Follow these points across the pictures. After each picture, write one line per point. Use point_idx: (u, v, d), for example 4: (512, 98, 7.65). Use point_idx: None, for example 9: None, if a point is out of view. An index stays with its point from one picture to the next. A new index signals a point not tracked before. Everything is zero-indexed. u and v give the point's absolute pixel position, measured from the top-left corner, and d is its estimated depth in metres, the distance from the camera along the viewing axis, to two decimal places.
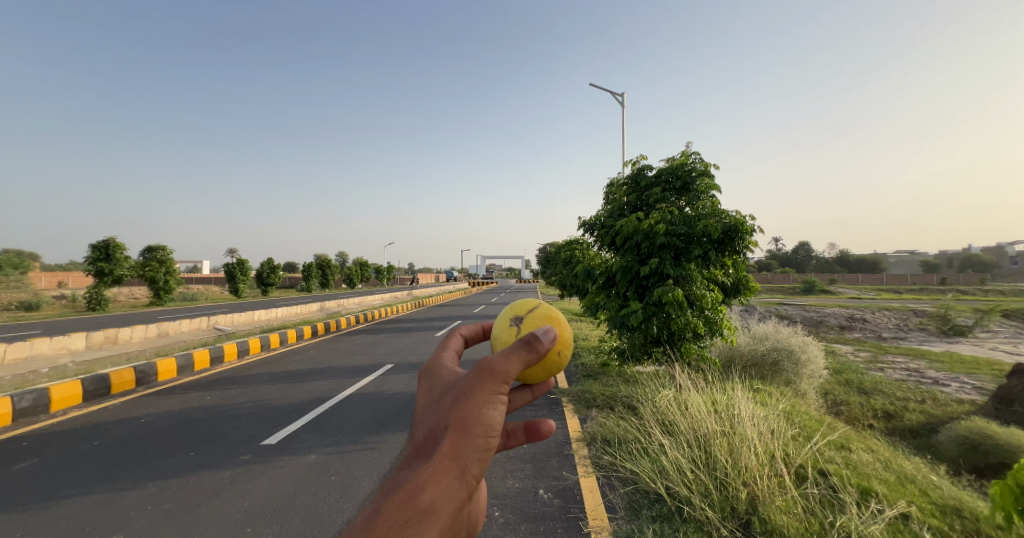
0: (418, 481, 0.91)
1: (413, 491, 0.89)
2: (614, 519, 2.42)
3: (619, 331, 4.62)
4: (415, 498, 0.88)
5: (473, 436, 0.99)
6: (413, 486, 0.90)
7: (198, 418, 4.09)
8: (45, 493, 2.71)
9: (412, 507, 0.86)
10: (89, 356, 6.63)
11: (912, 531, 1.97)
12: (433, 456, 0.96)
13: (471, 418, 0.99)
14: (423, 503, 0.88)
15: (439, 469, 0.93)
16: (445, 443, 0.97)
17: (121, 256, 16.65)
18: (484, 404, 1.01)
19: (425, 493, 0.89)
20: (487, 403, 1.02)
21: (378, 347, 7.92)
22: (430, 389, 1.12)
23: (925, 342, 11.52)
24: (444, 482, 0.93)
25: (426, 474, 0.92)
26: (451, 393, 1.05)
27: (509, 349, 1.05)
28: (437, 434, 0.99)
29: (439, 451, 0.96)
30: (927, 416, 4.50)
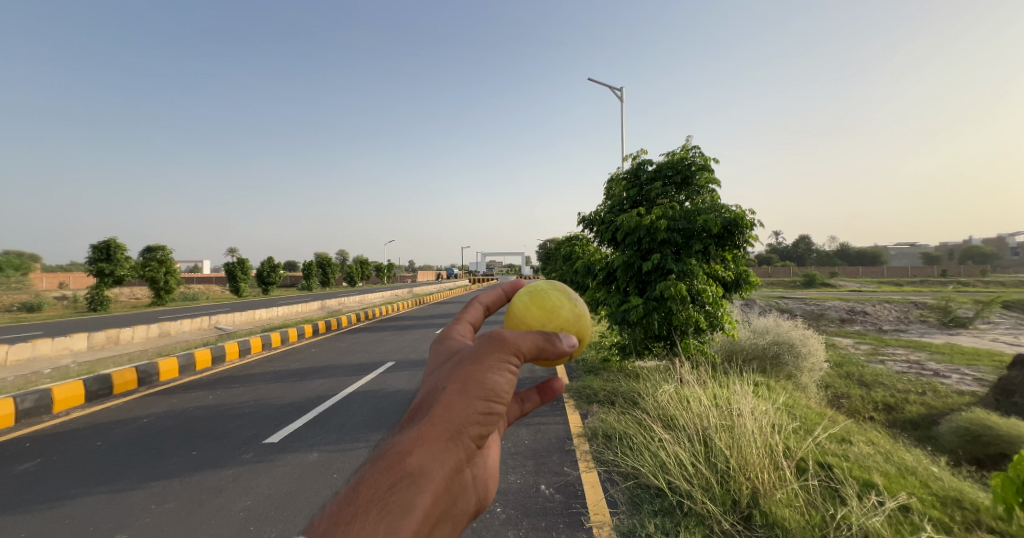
0: (407, 445, 0.94)
1: (402, 454, 0.92)
2: (615, 513, 2.44)
3: (619, 327, 4.62)
4: (404, 460, 0.91)
5: (471, 401, 1.03)
6: (403, 449, 0.93)
7: (201, 418, 4.11)
8: (48, 494, 2.72)
9: (401, 468, 0.90)
10: (92, 356, 6.66)
11: (912, 523, 1.97)
12: (426, 419, 0.99)
13: (469, 384, 1.04)
14: (412, 465, 0.90)
15: (431, 433, 0.96)
16: (439, 408, 1.00)
17: (121, 256, 16.66)
18: (486, 371, 1.06)
19: (414, 455, 0.92)
20: (489, 371, 1.06)
21: (379, 345, 7.95)
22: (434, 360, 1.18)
23: (926, 334, 11.54)
24: (434, 445, 0.95)
25: (417, 438, 0.96)
26: (454, 362, 1.10)
27: (525, 335, 1.10)
28: (433, 400, 1.04)
29: (433, 414, 0.99)
30: (928, 408, 4.50)
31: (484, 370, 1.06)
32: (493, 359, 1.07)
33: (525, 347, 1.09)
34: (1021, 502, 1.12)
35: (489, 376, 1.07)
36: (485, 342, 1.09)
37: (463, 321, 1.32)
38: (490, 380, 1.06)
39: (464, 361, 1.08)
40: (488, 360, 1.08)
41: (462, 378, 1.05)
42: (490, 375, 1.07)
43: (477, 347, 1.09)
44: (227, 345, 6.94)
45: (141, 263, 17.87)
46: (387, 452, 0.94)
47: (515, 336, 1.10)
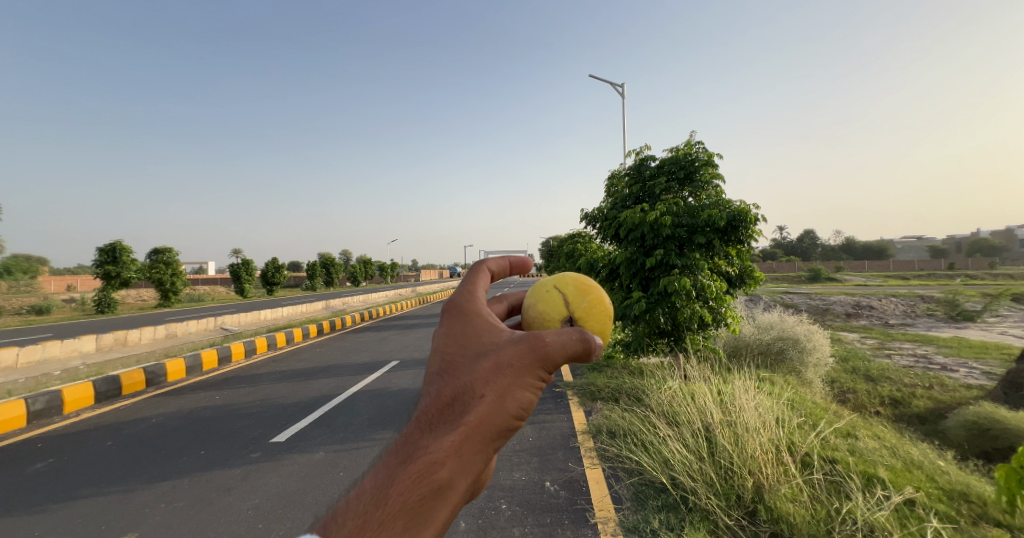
0: (439, 455, 0.95)
1: (433, 465, 0.93)
2: (620, 509, 2.45)
3: (623, 323, 4.61)
4: (435, 471, 0.92)
5: (502, 413, 1.04)
6: (435, 458, 0.94)
7: (209, 417, 4.15)
8: (60, 493, 2.77)
9: (433, 480, 0.91)
10: (101, 358, 6.75)
11: (917, 516, 1.97)
12: (458, 426, 1.00)
13: (504, 397, 1.04)
14: (441, 478, 0.92)
15: (463, 444, 0.97)
16: (472, 418, 1.01)
17: (128, 258, 16.83)
18: (522, 386, 1.07)
19: (445, 468, 0.93)
20: (525, 386, 1.07)
21: (383, 344, 7.97)
22: (461, 346, 1.15)
23: (934, 328, 11.42)
24: (465, 458, 0.96)
25: (448, 448, 0.96)
26: (490, 365, 1.09)
27: (566, 337, 1.09)
28: (463, 404, 1.03)
29: (466, 424, 1.00)
30: (936, 402, 4.46)
31: (521, 385, 1.07)
32: (530, 374, 1.08)
33: (561, 358, 1.09)
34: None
35: (523, 388, 1.07)
36: (527, 351, 1.08)
37: (484, 287, 1.23)
38: (522, 394, 1.07)
39: (500, 369, 1.08)
40: (525, 373, 1.08)
41: (497, 389, 1.05)
42: (524, 388, 1.07)
43: (516, 354, 1.09)
44: (233, 345, 6.98)
45: (148, 265, 18.04)
46: (416, 457, 0.95)
47: (553, 339, 1.10)
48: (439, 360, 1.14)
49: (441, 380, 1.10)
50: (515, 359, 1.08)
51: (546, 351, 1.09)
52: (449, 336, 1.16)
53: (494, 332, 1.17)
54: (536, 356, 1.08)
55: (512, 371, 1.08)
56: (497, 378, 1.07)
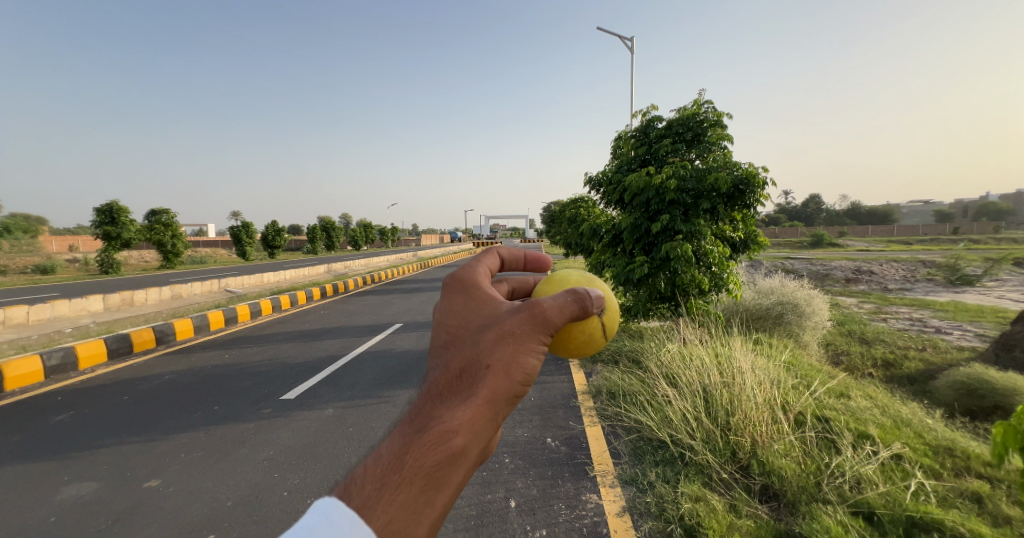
0: (450, 424, 0.97)
1: (446, 433, 0.95)
2: (618, 463, 2.61)
3: (624, 288, 4.65)
4: (449, 439, 0.94)
5: (508, 382, 1.06)
6: (448, 427, 0.97)
7: (220, 375, 4.26)
8: (85, 442, 2.89)
9: (447, 447, 0.93)
10: (110, 316, 6.83)
11: (903, 470, 2.08)
12: (468, 397, 1.02)
13: (510, 366, 1.07)
14: (455, 446, 0.94)
15: (474, 412, 1.00)
16: (482, 389, 1.03)
17: (125, 219, 16.71)
18: (526, 354, 1.09)
19: (458, 437, 0.96)
20: (529, 354, 1.10)
21: (386, 307, 8.06)
22: (464, 320, 1.18)
23: (932, 292, 11.59)
24: (476, 425, 0.99)
25: (460, 418, 0.98)
26: (495, 334, 1.12)
27: (561, 299, 1.14)
28: (472, 376, 1.06)
29: (476, 394, 1.02)
30: (927, 363, 4.60)
31: (522, 354, 1.09)
32: (530, 340, 1.11)
33: (560, 321, 1.14)
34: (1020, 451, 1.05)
35: (527, 356, 1.10)
36: (527, 320, 1.11)
37: (483, 262, 1.29)
38: (526, 361, 1.09)
39: (502, 338, 1.10)
40: (527, 340, 1.11)
41: (501, 358, 1.08)
42: (527, 355, 1.10)
43: (516, 324, 1.11)
44: (238, 306, 7.04)
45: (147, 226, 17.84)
46: (430, 427, 0.97)
47: (550, 304, 1.13)
48: (444, 334, 1.17)
49: (449, 353, 1.13)
50: (517, 327, 1.11)
51: (545, 318, 1.12)
52: (453, 312, 1.20)
53: (495, 305, 1.21)
54: (533, 324, 1.11)
55: (515, 340, 1.10)
56: (502, 348, 1.09)
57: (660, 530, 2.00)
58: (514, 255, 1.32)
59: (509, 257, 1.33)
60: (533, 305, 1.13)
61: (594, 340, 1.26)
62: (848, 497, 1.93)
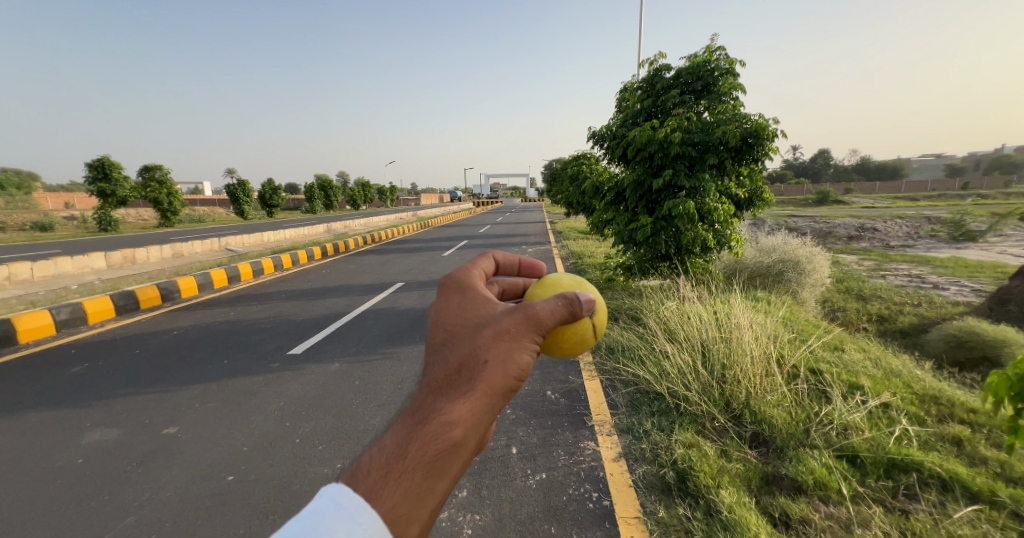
0: (451, 415, 0.97)
1: (447, 423, 0.95)
2: (615, 414, 2.72)
3: (626, 247, 4.65)
4: (450, 430, 0.94)
5: (504, 377, 1.07)
6: (448, 418, 0.96)
7: (227, 331, 4.34)
8: (102, 391, 2.99)
9: (448, 437, 0.93)
10: (114, 274, 6.86)
11: (890, 417, 2.17)
12: (467, 391, 1.02)
13: (506, 362, 1.09)
14: (456, 437, 0.94)
15: (474, 405, 1.00)
16: (480, 382, 1.04)
17: (118, 175, 16.41)
18: (520, 351, 1.12)
19: (458, 427, 0.95)
20: (523, 351, 1.12)
21: (387, 266, 8.09)
22: (460, 320, 1.20)
23: (935, 248, 11.58)
24: (475, 417, 0.99)
25: (460, 409, 0.98)
26: (491, 332, 1.13)
27: (553, 303, 1.17)
28: (470, 371, 1.07)
29: (475, 387, 1.03)
30: (921, 318, 4.69)
31: (518, 351, 1.12)
32: (525, 338, 1.14)
33: (551, 324, 1.17)
34: (1012, 399, 1.08)
35: (521, 353, 1.12)
36: (521, 320, 1.14)
37: (479, 266, 1.32)
38: (521, 358, 1.12)
39: (499, 335, 1.12)
40: (521, 339, 1.13)
41: (498, 354, 1.09)
42: (522, 353, 1.12)
43: (512, 322, 1.14)
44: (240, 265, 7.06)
45: (141, 183, 17.55)
46: (431, 418, 0.96)
47: (543, 307, 1.17)
48: (441, 333, 1.18)
49: (447, 349, 1.13)
50: (512, 325, 1.13)
51: (538, 319, 1.16)
52: (450, 312, 1.21)
53: (490, 305, 1.23)
54: (528, 323, 1.15)
55: (510, 337, 1.12)
56: (497, 345, 1.11)
57: (654, 473, 2.12)
58: (510, 262, 1.40)
59: (504, 262, 1.39)
60: (526, 309, 1.16)
61: (585, 340, 1.30)
62: (835, 442, 2.03)
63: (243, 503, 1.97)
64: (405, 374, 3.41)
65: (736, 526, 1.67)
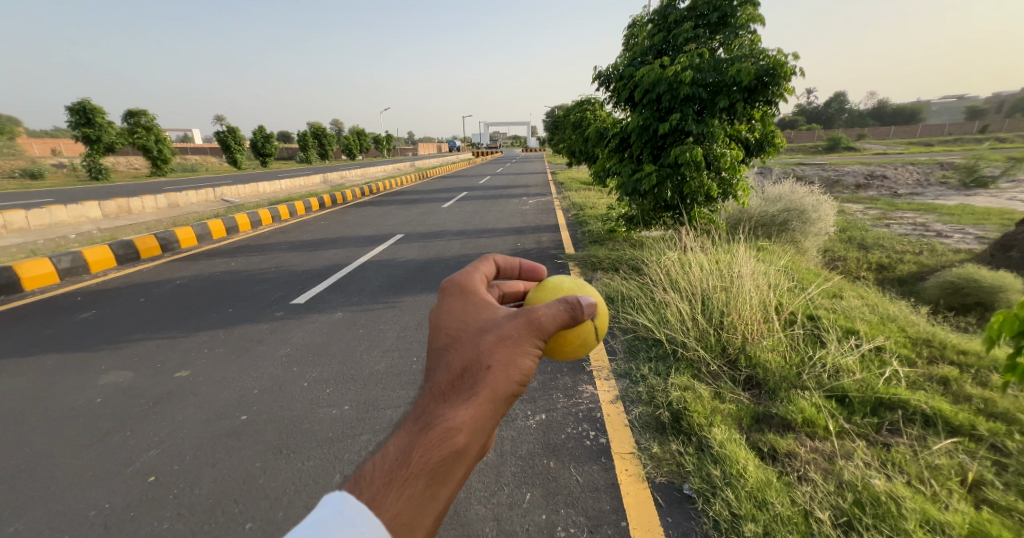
0: (454, 420, 0.89)
1: (450, 429, 0.87)
2: (613, 359, 2.80)
3: (629, 196, 4.57)
4: (454, 436, 0.86)
5: (508, 382, 0.99)
6: (452, 423, 0.88)
7: (229, 280, 4.38)
8: (112, 337, 3.06)
9: (452, 444, 0.85)
10: (111, 223, 6.81)
11: (882, 359, 2.24)
12: (471, 395, 0.95)
13: (511, 366, 1.01)
14: (460, 443, 0.86)
15: (477, 410, 0.92)
16: (484, 387, 0.96)
17: (102, 120, 15.84)
18: (525, 356, 1.03)
19: (462, 434, 0.88)
20: (527, 356, 1.04)
21: (386, 218, 8.01)
22: (462, 323, 1.11)
23: (943, 196, 11.41)
24: (479, 423, 0.91)
25: (464, 414, 0.91)
26: (494, 334, 1.05)
27: (557, 309, 1.07)
28: (474, 375, 0.99)
29: (479, 392, 0.95)
30: (920, 266, 4.71)
31: (522, 356, 1.03)
32: (528, 342, 1.04)
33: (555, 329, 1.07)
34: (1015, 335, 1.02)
35: (525, 357, 1.04)
36: (525, 324, 1.05)
37: (479, 270, 1.25)
38: (526, 363, 1.04)
39: (501, 340, 1.03)
40: (526, 343, 1.05)
41: (502, 358, 1.01)
42: (526, 358, 1.04)
43: (515, 326, 1.04)
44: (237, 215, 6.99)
45: (128, 130, 16.99)
46: (433, 423, 0.88)
47: (545, 312, 1.07)
48: (442, 337, 1.09)
49: (449, 353, 1.05)
50: (516, 328, 1.05)
51: (541, 325, 1.07)
52: (451, 314, 1.13)
53: (493, 310, 1.15)
54: (532, 328, 1.05)
55: (515, 341, 1.04)
56: (501, 349, 1.02)
57: (649, 413, 2.21)
58: (510, 264, 1.33)
59: (505, 265, 1.34)
60: (529, 313, 1.06)
61: (588, 342, 1.22)
62: (825, 384, 2.11)
63: (258, 440, 2.07)
64: (408, 323, 3.47)
65: (726, 459, 1.76)
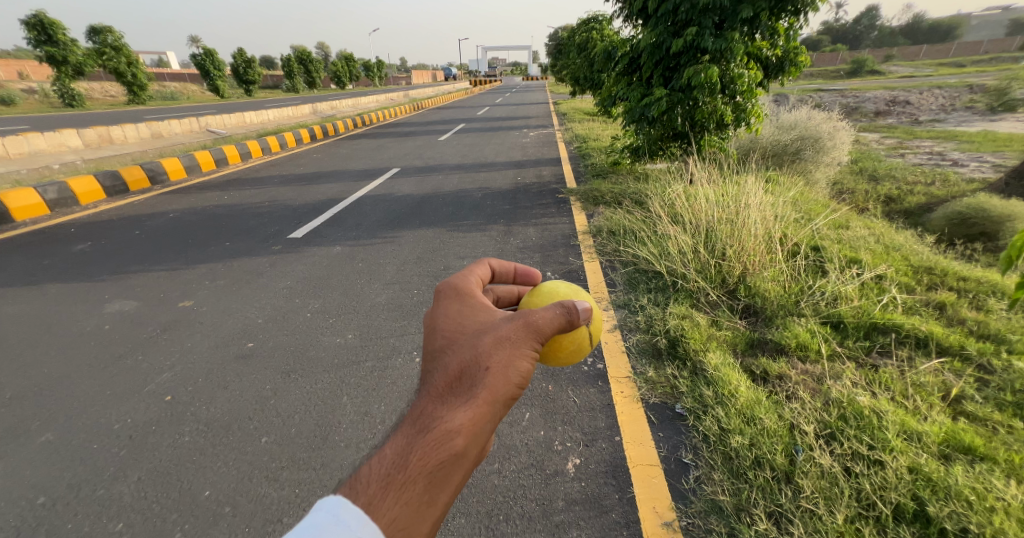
0: (452, 423, 0.79)
1: (449, 432, 0.78)
2: (613, 292, 2.83)
3: (636, 125, 4.36)
4: (453, 440, 0.77)
5: (508, 384, 0.90)
6: (450, 426, 0.79)
7: (223, 214, 4.29)
8: (111, 268, 3.05)
9: (450, 448, 0.76)
10: (94, 153, 6.56)
11: (880, 288, 2.27)
12: (470, 396, 0.85)
13: (512, 368, 0.91)
14: (459, 448, 0.77)
15: (476, 414, 0.82)
16: (484, 387, 0.86)
17: (66, 38, 14.63)
18: (526, 358, 0.94)
19: (461, 438, 0.78)
20: (528, 357, 0.94)
21: (381, 151, 7.70)
22: (460, 321, 1.01)
23: (965, 123, 10.90)
24: (479, 428, 0.82)
25: (463, 417, 0.81)
26: (494, 333, 0.95)
27: (554, 312, 0.98)
28: (473, 375, 0.88)
29: (478, 393, 0.85)
30: (930, 197, 4.63)
31: (523, 358, 0.93)
32: (530, 344, 0.95)
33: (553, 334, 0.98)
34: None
35: (526, 358, 0.94)
36: (527, 323, 0.96)
37: (476, 272, 1.15)
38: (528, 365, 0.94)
39: (501, 339, 0.93)
40: (528, 345, 0.95)
41: (504, 358, 0.91)
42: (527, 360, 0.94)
43: (515, 326, 0.95)
44: (225, 147, 6.71)
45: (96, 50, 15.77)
46: (430, 426, 0.78)
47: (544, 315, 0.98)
48: (437, 336, 0.99)
49: (445, 352, 0.95)
50: (517, 327, 0.95)
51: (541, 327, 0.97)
52: (448, 314, 1.02)
53: (491, 311, 1.05)
54: (533, 330, 0.95)
55: (516, 341, 0.94)
56: (501, 348, 0.93)
57: (646, 341, 2.27)
58: (505, 268, 1.23)
59: (500, 269, 1.23)
60: (526, 316, 0.97)
61: (583, 348, 1.14)
62: (822, 311, 2.15)
63: (266, 366, 2.13)
64: (407, 257, 3.45)
65: (719, 381, 1.84)
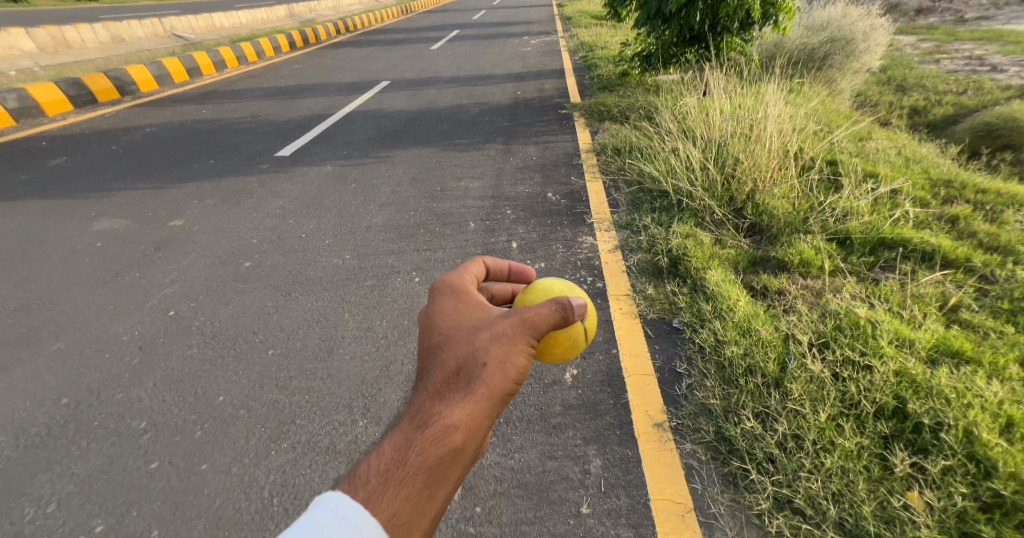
0: (450, 419, 0.75)
1: (447, 428, 0.74)
2: (615, 212, 2.76)
3: (651, 25, 3.95)
4: (451, 436, 0.73)
5: (506, 380, 0.85)
6: (448, 420, 0.75)
7: (204, 130, 4.03)
8: (92, 185, 2.92)
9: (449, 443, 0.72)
10: (53, 60, 6.00)
11: (894, 203, 2.21)
12: (468, 391, 0.80)
13: (511, 364, 0.85)
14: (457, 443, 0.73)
15: (475, 410, 0.78)
16: (482, 381, 0.82)
17: None
18: (525, 354, 0.88)
19: (459, 432, 0.74)
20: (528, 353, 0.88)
21: (369, 62, 7.08)
22: (455, 318, 0.95)
23: (1015, 20, 9.88)
24: (478, 422, 0.78)
25: (461, 412, 0.77)
26: (491, 328, 0.89)
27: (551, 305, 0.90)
28: (471, 370, 0.83)
29: (477, 389, 0.81)
30: (958, 108, 4.35)
31: (523, 353, 0.88)
32: (528, 339, 0.89)
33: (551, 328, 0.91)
34: None
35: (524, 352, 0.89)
36: (527, 317, 0.89)
37: (470, 270, 1.08)
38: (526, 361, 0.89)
39: (498, 336, 0.87)
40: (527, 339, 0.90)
41: (502, 352, 0.86)
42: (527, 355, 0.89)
43: (510, 323, 0.89)
44: (196, 55, 6.14)
45: None
46: (427, 421, 0.74)
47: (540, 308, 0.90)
48: (431, 333, 0.93)
49: (441, 347, 0.89)
50: (515, 321, 0.89)
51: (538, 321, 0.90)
52: (444, 312, 0.96)
53: (488, 308, 0.99)
54: (531, 325, 0.89)
55: (515, 336, 0.88)
56: (499, 343, 0.87)
57: (647, 260, 2.25)
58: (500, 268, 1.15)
59: (494, 267, 1.14)
60: (522, 311, 0.90)
61: (578, 343, 1.06)
62: (829, 227, 2.11)
63: (266, 284, 2.13)
64: (402, 178, 3.31)
65: (718, 297, 1.85)
